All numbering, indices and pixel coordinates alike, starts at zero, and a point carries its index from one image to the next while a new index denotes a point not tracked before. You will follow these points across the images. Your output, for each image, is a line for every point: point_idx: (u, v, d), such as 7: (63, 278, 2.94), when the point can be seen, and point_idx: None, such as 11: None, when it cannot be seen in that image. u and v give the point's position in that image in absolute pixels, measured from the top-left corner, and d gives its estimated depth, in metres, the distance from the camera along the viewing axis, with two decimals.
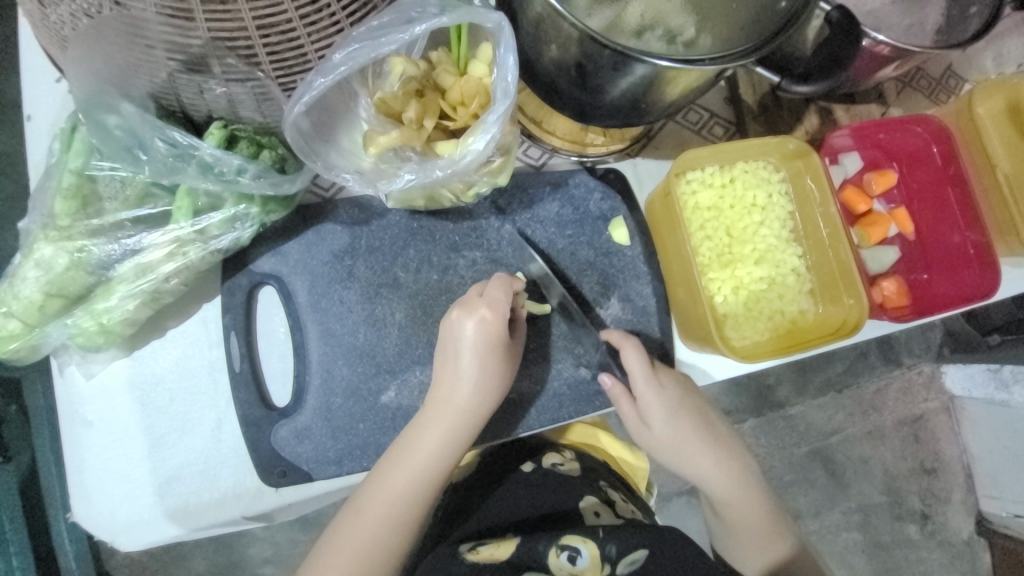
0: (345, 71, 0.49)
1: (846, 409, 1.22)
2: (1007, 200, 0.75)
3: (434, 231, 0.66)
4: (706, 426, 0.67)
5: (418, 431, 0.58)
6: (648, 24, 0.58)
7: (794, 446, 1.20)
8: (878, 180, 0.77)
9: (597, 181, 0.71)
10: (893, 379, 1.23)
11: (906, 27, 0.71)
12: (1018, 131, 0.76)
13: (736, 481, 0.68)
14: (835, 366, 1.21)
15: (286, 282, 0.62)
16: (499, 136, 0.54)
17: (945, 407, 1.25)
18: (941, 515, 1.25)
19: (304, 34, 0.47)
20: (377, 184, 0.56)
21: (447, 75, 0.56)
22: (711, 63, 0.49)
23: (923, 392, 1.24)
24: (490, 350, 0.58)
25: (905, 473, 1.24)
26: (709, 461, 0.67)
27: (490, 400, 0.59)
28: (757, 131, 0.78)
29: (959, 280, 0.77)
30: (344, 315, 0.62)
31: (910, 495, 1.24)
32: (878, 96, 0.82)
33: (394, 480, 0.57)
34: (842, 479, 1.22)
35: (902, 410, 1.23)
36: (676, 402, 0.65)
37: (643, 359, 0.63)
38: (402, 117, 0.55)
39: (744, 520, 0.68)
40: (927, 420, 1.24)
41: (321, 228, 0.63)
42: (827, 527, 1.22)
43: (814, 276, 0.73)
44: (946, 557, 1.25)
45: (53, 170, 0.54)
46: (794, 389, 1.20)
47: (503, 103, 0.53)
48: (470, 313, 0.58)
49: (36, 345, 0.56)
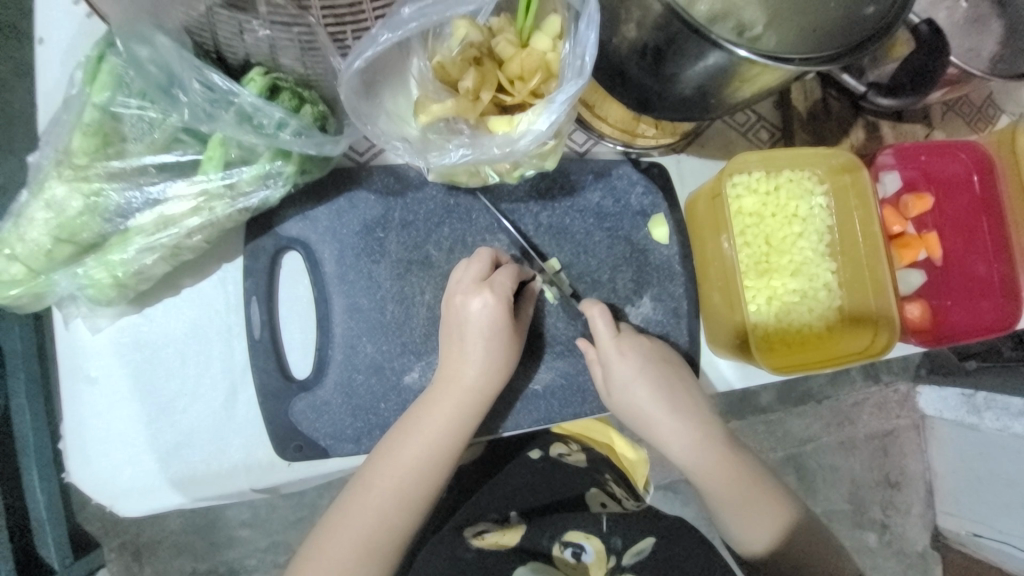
0: (415, 28, 0.46)
1: (823, 420, 1.24)
2: None
3: (471, 211, 0.63)
4: (679, 400, 0.65)
5: (430, 408, 0.56)
6: (718, 13, 0.51)
7: (771, 450, 1.23)
8: (914, 203, 0.77)
9: (640, 174, 0.69)
10: (870, 394, 1.26)
11: (966, 49, 0.70)
12: None
13: (713, 456, 0.65)
14: (818, 377, 1.23)
15: (313, 249, 0.59)
16: (561, 117, 0.51)
17: (916, 424, 1.29)
18: (899, 527, 1.30)
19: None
20: (425, 156, 0.53)
21: (508, 45, 0.52)
22: (798, 64, 0.47)
23: (897, 409, 1.27)
24: (495, 333, 0.57)
25: (871, 484, 1.28)
26: (679, 431, 0.65)
27: (501, 381, 0.58)
28: (802, 139, 0.77)
29: (979, 310, 0.77)
30: (372, 290, 0.59)
31: (872, 505, 1.29)
32: (924, 117, 0.81)
33: (402, 455, 0.55)
34: (812, 485, 1.25)
35: (876, 425, 1.27)
36: (642, 373, 0.63)
37: (609, 324, 0.63)
38: (458, 86, 0.52)
39: (728, 496, 0.65)
40: (897, 436, 1.28)
41: (354, 196, 0.60)
42: None
43: (845, 292, 0.72)
44: (900, 567, 1.31)
45: (75, 103, 0.49)
46: (778, 396, 1.22)
47: (574, 82, 0.49)
48: (474, 293, 0.57)
49: (41, 293, 0.51)
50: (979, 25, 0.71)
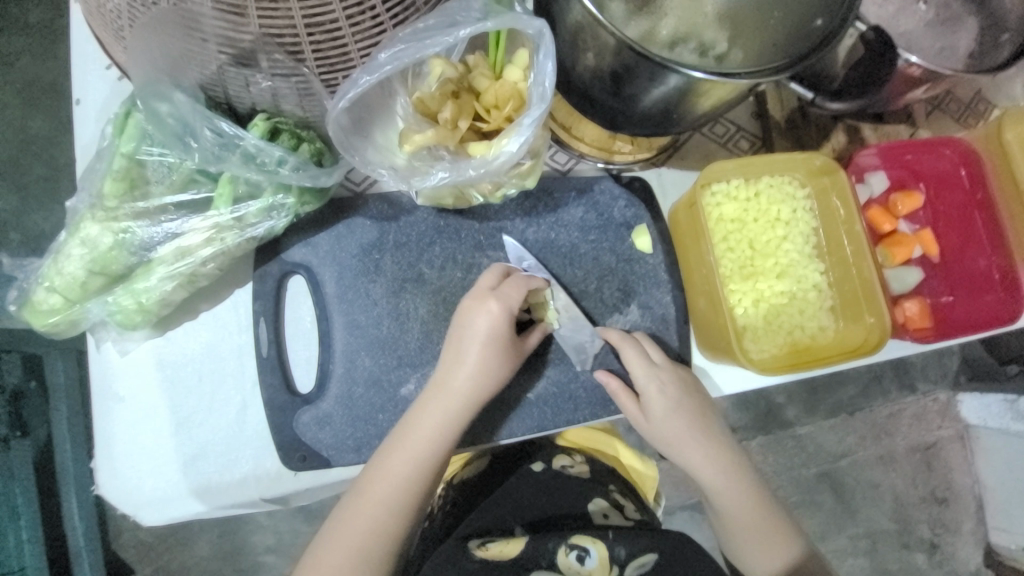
0: (390, 70, 0.51)
1: (856, 433, 1.21)
2: None
3: (460, 230, 0.67)
4: (706, 428, 0.66)
5: (422, 414, 0.59)
6: (680, 36, 0.56)
7: (802, 467, 1.21)
8: (904, 200, 0.78)
9: (622, 188, 0.72)
10: (907, 405, 1.22)
11: (938, 49, 0.71)
12: None
13: (732, 481, 0.66)
14: (849, 388, 1.21)
15: (315, 272, 0.64)
16: (531, 139, 0.56)
17: (960, 435, 1.24)
18: (950, 546, 1.24)
19: (353, 31, 0.49)
20: (410, 181, 0.58)
21: (483, 78, 0.58)
22: (746, 76, 0.50)
23: (938, 420, 1.23)
24: (493, 339, 0.60)
25: (916, 501, 1.23)
26: (705, 457, 0.66)
27: (490, 386, 0.60)
28: (782, 146, 0.79)
29: (983, 304, 0.76)
30: (369, 308, 0.64)
31: (919, 524, 1.23)
32: (908, 117, 0.83)
33: (395, 460, 0.58)
34: (850, 504, 1.22)
35: (916, 437, 1.22)
36: (678, 405, 0.65)
37: (641, 355, 0.65)
38: (438, 117, 0.57)
39: (740, 522, 0.66)
40: (940, 449, 1.23)
41: (352, 221, 0.65)
42: (833, 552, 1.22)
43: (835, 293, 0.73)
44: None
45: (106, 153, 0.56)
46: (803, 409, 1.20)
47: (539, 106, 0.54)
48: (478, 301, 0.61)
49: (76, 320, 0.58)
50: (951, 25, 0.73)
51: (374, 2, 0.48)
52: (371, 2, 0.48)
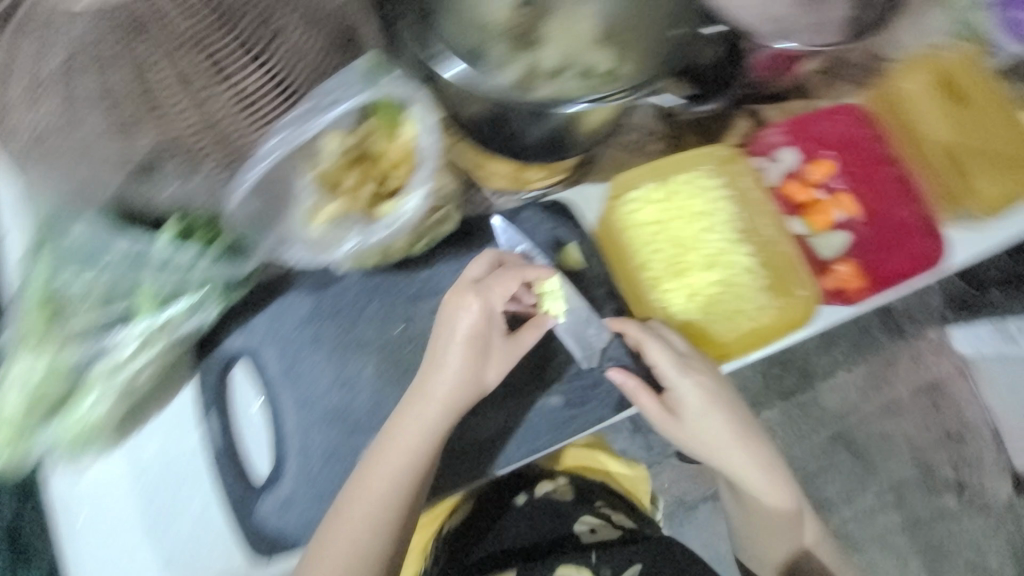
0: (281, 155, 0.53)
1: (858, 386, 1.28)
2: (949, 164, 0.82)
3: (394, 284, 0.69)
4: (730, 411, 0.73)
5: (399, 426, 0.60)
6: (561, 65, 0.66)
7: (814, 432, 1.27)
8: (815, 169, 0.81)
9: (546, 213, 0.74)
10: (898, 349, 1.29)
11: (812, 26, 0.75)
12: (944, 100, 0.84)
13: (757, 460, 0.76)
14: (841, 345, 1.28)
15: (257, 354, 0.65)
16: (428, 196, 0.59)
17: (960, 370, 1.28)
18: (976, 481, 1.27)
19: (237, 126, 0.55)
20: (325, 253, 0.60)
21: (380, 140, 0.59)
22: (586, 101, 0.60)
23: (933, 358, 1.28)
24: (473, 341, 0.61)
25: (931, 443, 1.28)
26: (734, 440, 0.74)
27: (473, 389, 0.62)
28: (692, 140, 0.82)
29: (912, 250, 0.78)
30: (315, 381, 0.65)
31: (941, 465, 1.27)
32: (803, 90, 0.85)
33: (370, 484, 0.59)
34: (868, 458, 1.27)
35: (914, 379, 1.28)
36: (705, 391, 0.69)
37: (661, 343, 0.67)
38: (342, 186, 0.59)
39: (766, 492, 0.77)
40: (945, 386, 1.28)
41: (283, 299, 0.66)
42: (862, 511, 1.26)
43: (767, 270, 0.75)
44: (990, 523, 1.27)
45: (25, 288, 0.58)
46: (798, 378, 1.28)
47: (427, 168, 0.57)
48: (462, 304, 0.62)
49: (22, 454, 0.59)
50: (818, 0, 0.76)
51: (255, 100, 0.55)
52: (251, 100, 0.55)
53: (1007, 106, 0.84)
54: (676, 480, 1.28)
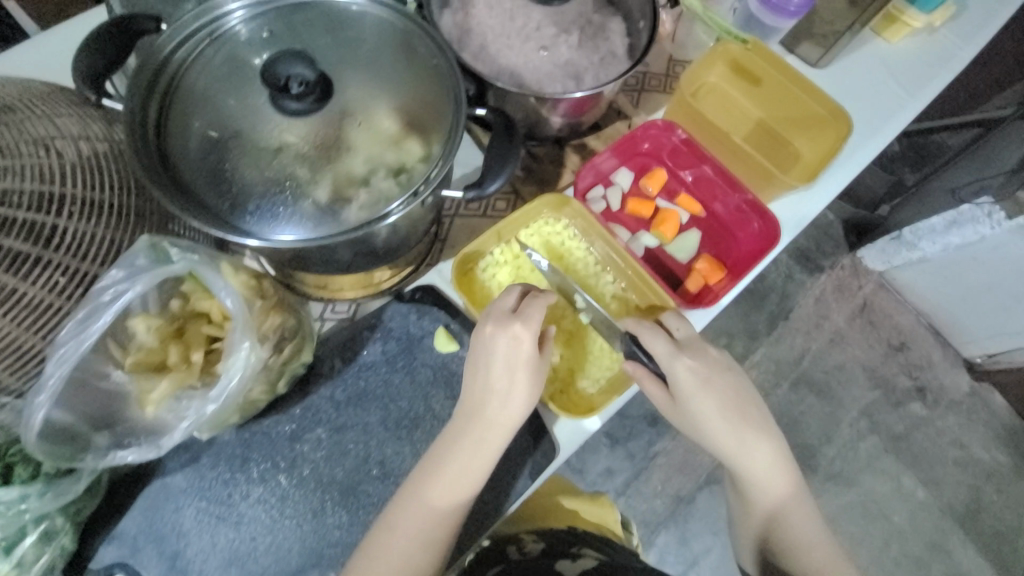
0: (62, 375, 0.51)
1: (801, 332, 1.44)
2: (770, 136, 0.90)
3: (266, 433, 0.67)
4: (737, 404, 0.70)
5: (441, 470, 0.62)
6: (370, 167, 0.60)
7: (777, 385, 1.41)
8: (649, 182, 0.85)
9: (409, 304, 0.74)
10: (825, 282, 1.47)
11: (598, 62, 0.77)
12: (749, 80, 0.92)
13: (767, 462, 0.71)
14: (772, 298, 1.45)
15: (131, 564, 0.61)
16: (254, 354, 0.55)
17: (880, 285, 1.48)
18: (933, 379, 1.44)
19: (27, 333, 0.54)
20: (158, 445, 0.55)
21: (201, 301, 0.57)
22: (399, 210, 0.58)
23: (855, 281, 1.48)
24: (516, 367, 0.63)
25: (882, 360, 1.44)
26: (743, 438, 0.70)
27: (520, 412, 0.63)
28: (531, 190, 0.85)
29: (752, 233, 0.84)
30: (203, 569, 0.62)
31: (897, 377, 1.44)
32: (617, 113, 0.91)
33: (381, 564, 0.60)
34: (830, 393, 1.41)
35: (847, 307, 1.46)
36: (698, 386, 0.68)
37: (660, 335, 0.68)
38: (168, 362, 0.57)
39: (779, 500, 0.72)
40: (871, 304, 1.47)
41: (147, 491, 0.64)
42: (844, 447, 1.39)
43: (629, 295, 0.80)
44: (960, 414, 1.43)
45: None
46: (747, 340, 1.42)
47: (239, 331, 0.54)
48: (504, 326, 0.63)
49: None
50: (598, 33, 0.79)
51: (50, 301, 0.54)
52: (44, 303, 0.54)
53: (801, 76, 0.88)
54: (668, 478, 1.36)
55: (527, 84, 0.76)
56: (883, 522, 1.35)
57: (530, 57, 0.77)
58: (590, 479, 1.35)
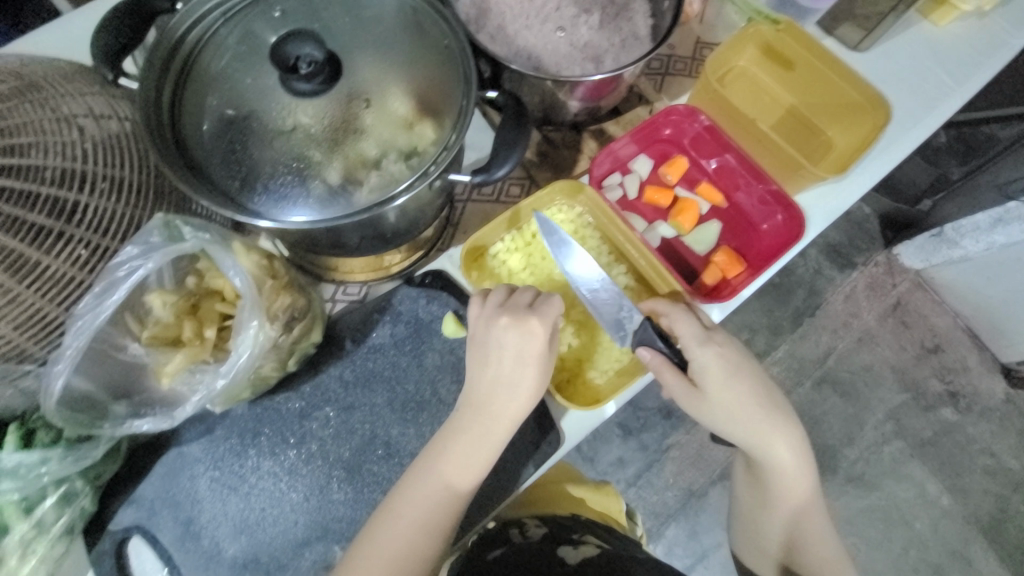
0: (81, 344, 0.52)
1: (827, 329, 1.38)
2: (799, 124, 0.86)
3: (278, 408, 0.68)
4: (767, 400, 0.71)
5: (440, 461, 0.62)
6: (378, 148, 0.60)
7: (799, 383, 1.36)
8: (670, 170, 0.82)
9: (418, 289, 0.74)
10: (857, 280, 1.40)
11: (619, 44, 0.75)
12: (781, 64, 0.87)
13: (795, 462, 0.73)
14: (798, 294, 1.39)
15: (149, 527, 0.65)
16: (263, 331, 0.56)
17: (916, 284, 1.41)
18: (967, 385, 1.38)
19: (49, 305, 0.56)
20: (172, 415, 0.58)
21: (214, 280, 0.59)
22: (405, 193, 0.58)
23: (889, 280, 1.41)
24: (524, 361, 0.62)
25: (913, 362, 1.38)
26: (772, 433, 0.71)
27: (521, 410, 0.63)
28: (546, 177, 0.84)
29: (776, 226, 0.80)
30: (215, 536, 0.65)
31: (928, 381, 1.37)
32: (639, 98, 0.88)
33: (387, 543, 0.60)
34: (855, 395, 1.36)
35: (879, 306, 1.40)
36: (730, 377, 0.68)
37: (691, 321, 0.68)
38: (182, 338, 0.58)
39: (799, 502, 0.75)
40: (905, 304, 1.40)
41: (165, 457, 0.67)
42: (867, 449, 1.34)
43: (642, 285, 0.78)
44: (995, 422, 1.36)
45: None
46: (770, 335, 1.37)
47: (249, 308, 0.55)
48: (519, 322, 0.62)
49: None
50: (621, 13, 0.75)
51: (71, 275, 0.56)
52: (67, 277, 0.56)
53: (838, 62, 0.82)
54: (681, 472, 1.35)
55: (544, 66, 0.73)
56: (903, 528, 1.31)
57: (548, 38, 0.74)
58: (600, 468, 1.35)
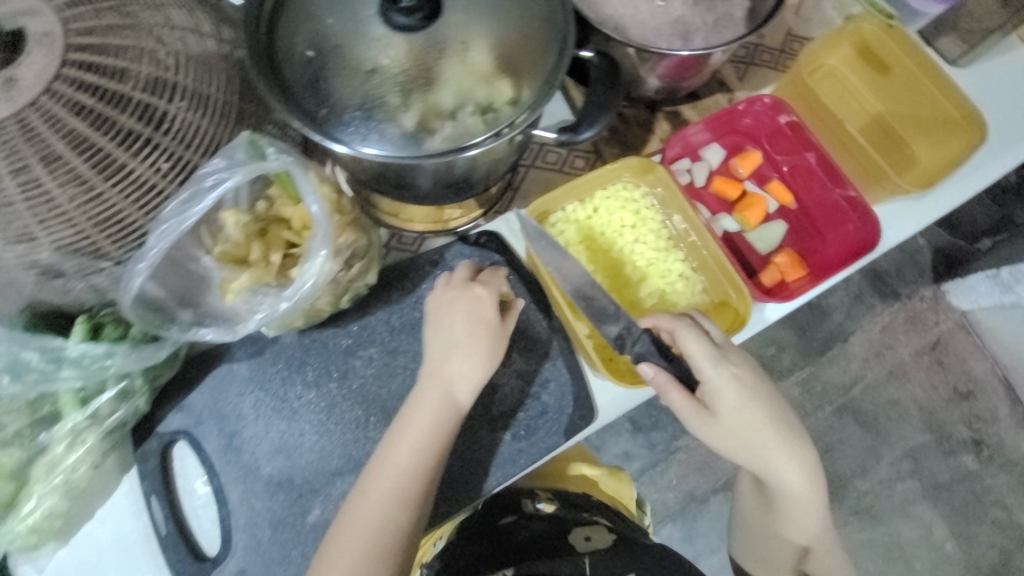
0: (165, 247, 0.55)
1: (858, 358, 1.33)
2: (884, 132, 0.82)
3: (325, 342, 0.70)
4: (781, 423, 0.69)
5: (411, 417, 0.62)
6: (460, 99, 0.59)
7: (822, 405, 1.31)
8: (742, 163, 0.80)
9: (471, 247, 0.74)
10: (898, 310, 1.34)
11: (714, 23, 0.71)
12: (874, 68, 0.83)
13: (807, 487, 0.72)
14: (833, 318, 1.33)
15: (194, 434, 0.68)
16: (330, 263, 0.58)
17: (960, 324, 1.35)
18: (993, 435, 1.33)
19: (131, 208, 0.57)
20: (235, 329, 0.60)
21: (285, 207, 0.60)
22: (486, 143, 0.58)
23: (932, 316, 1.35)
24: (477, 320, 0.64)
25: (943, 404, 1.33)
26: (785, 458, 0.69)
27: (481, 374, 0.64)
28: (613, 153, 0.82)
29: (845, 233, 0.78)
30: (253, 453, 0.67)
31: (954, 426, 1.33)
32: (719, 85, 0.85)
33: (367, 500, 0.60)
34: (877, 428, 1.32)
35: (918, 341, 1.34)
36: (747, 397, 0.67)
37: (703, 339, 0.65)
38: (249, 258, 0.60)
39: (808, 525, 0.74)
40: (945, 343, 1.35)
41: (218, 371, 0.69)
42: (879, 483, 1.30)
43: (700, 275, 0.76)
44: (1014, 477, 1.32)
45: None
46: (797, 355, 1.32)
47: (321, 238, 0.56)
48: (468, 288, 0.66)
49: None
50: None
51: (152, 182, 0.57)
52: (149, 183, 0.57)
53: (937, 70, 0.80)
54: (685, 475, 1.34)
55: (632, 36, 0.70)
56: (902, 566, 1.29)
57: (642, 7, 0.71)
58: (605, 458, 1.33)
